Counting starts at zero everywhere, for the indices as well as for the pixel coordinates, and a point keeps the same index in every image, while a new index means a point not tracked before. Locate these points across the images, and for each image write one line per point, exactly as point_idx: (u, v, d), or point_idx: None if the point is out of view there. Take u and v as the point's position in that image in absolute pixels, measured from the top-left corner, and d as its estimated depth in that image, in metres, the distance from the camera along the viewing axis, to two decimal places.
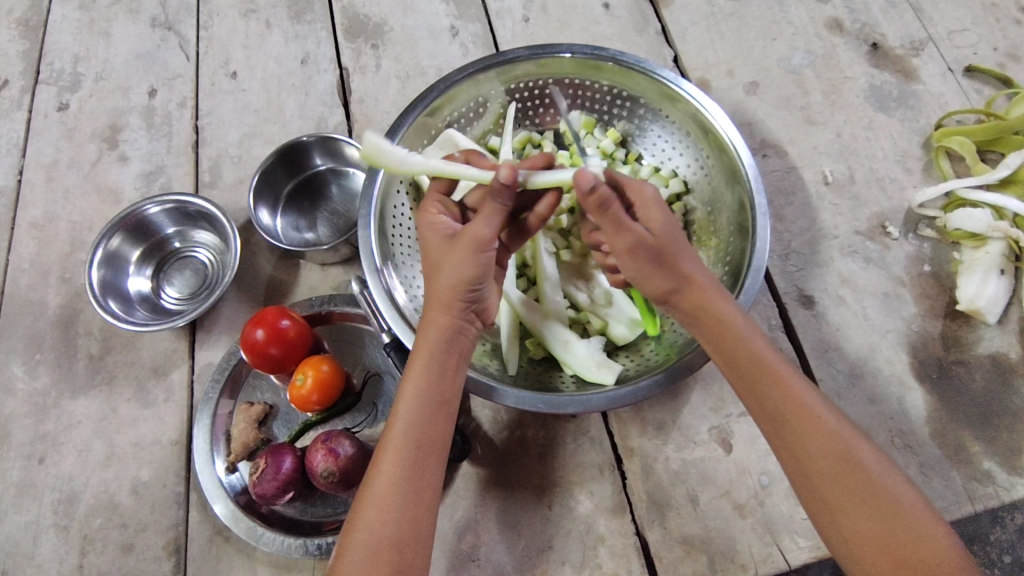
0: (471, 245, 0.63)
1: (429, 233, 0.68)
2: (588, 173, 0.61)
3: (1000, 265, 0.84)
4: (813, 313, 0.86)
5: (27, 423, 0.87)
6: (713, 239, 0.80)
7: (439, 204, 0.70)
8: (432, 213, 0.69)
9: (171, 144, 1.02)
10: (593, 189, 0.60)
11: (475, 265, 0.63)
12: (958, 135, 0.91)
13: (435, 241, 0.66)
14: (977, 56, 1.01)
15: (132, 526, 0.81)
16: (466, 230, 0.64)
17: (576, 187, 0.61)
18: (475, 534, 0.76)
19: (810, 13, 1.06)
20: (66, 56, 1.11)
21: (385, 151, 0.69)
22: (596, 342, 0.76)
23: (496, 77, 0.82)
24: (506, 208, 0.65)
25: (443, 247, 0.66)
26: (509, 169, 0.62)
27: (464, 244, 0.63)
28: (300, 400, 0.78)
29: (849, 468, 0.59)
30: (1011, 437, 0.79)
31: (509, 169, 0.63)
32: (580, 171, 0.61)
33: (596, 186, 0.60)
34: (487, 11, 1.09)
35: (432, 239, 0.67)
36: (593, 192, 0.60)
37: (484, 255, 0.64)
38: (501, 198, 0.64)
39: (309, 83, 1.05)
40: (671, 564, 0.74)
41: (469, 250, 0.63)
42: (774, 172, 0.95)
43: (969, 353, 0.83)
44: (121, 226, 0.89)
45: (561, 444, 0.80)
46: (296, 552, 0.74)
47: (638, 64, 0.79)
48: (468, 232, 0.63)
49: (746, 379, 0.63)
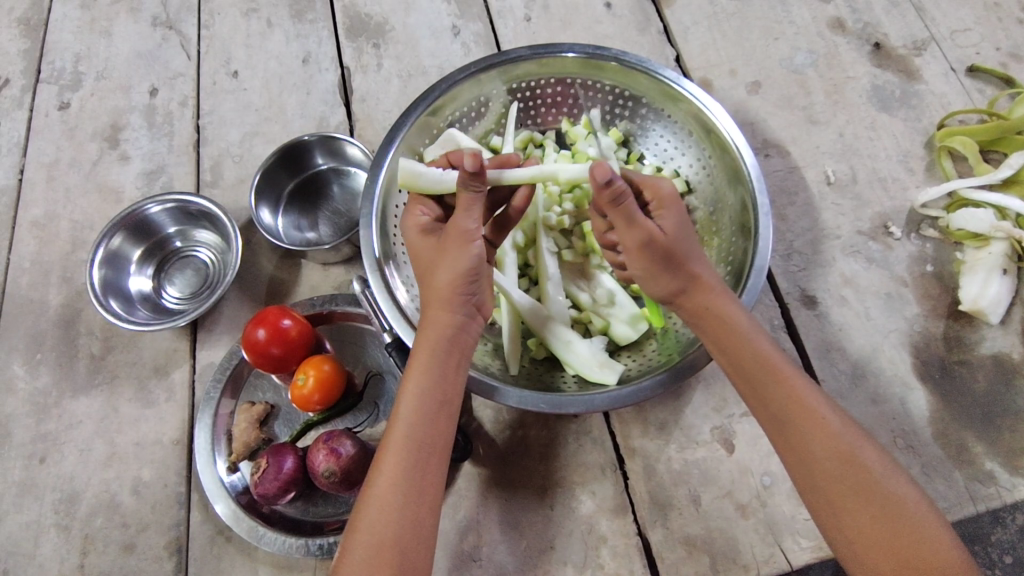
0: (459, 239, 0.65)
1: (417, 238, 0.69)
2: (606, 165, 0.60)
3: (1002, 265, 0.84)
4: (815, 312, 0.86)
5: (28, 422, 0.87)
6: (715, 238, 0.80)
7: (424, 204, 0.72)
8: (417, 214, 0.71)
9: (172, 143, 1.02)
10: (610, 183, 0.60)
11: (468, 258, 0.64)
12: (959, 135, 0.91)
13: (423, 244, 0.68)
14: (980, 56, 1.01)
15: (133, 526, 0.81)
16: (450, 227, 0.65)
17: (591, 180, 0.60)
18: (477, 535, 0.76)
19: (813, 12, 1.06)
20: (66, 55, 1.11)
21: (421, 176, 0.70)
22: (598, 342, 0.76)
23: (498, 76, 0.82)
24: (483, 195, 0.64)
25: (435, 249, 0.67)
26: (473, 156, 0.60)
27: (453, 240, 0.65)
28: (301, 399, 0.78)
29: (853, 468, 0.59)
30: (1013, 437, 0.78)
31: (474, 157, 0.61)
32: (599, 163, 0.60)
33: (614, 180, 0.59)
34: (489, 10, 1.09)
35: (419, 243, 0.69)
36: (609, 186, 0.60)
37: (473, 246, 0.65)
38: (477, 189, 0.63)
39: (311, 83, 1.05)
40: (672, 565, 0.74)
41: (459, 245, 0.64)
42: (776, 172, 0.95)
43: (971, 353, 0.83)
44: (122, 226, 0.89)
45: (563, 444, 0.80)
46: (298, 553, 0.74)
47: (640, 63, 0.79)
48: (452, 228, 0.65)
49: (749, 378, 0.63)
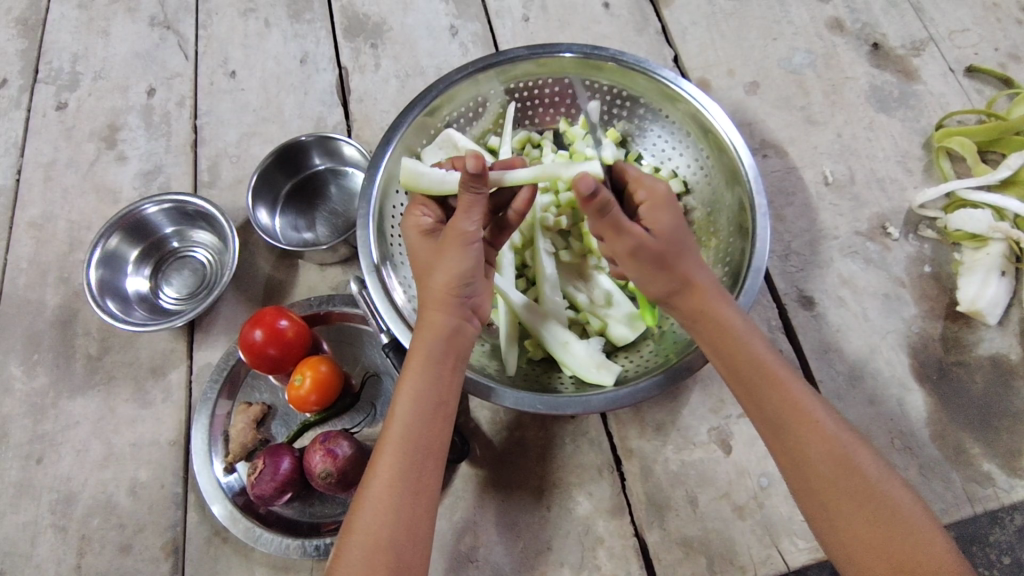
0: (456, 240, 0.64)
1: (418, 240, 0.69)
2: (589, 177, 0.57)
3: (1000, 266, 0.84)
4: (813, 313, 0.86)
5: (25, 423, 0.86)
6: (713, 239, 0.80)
7: (425, 206, 0.71)
8: (418, 215, 0.70)
9: (170, 143, 1.02)
10: (595, 194, 0.57)
11: (465, 260, 0.64)
12: (958, 135, 0.91)
13: (423, 246, 0.68)
14: (978, 56, 1.00)
15: (130, 526, 0.81)
16: (449, 228, 0.65)
17: (575, 193, 0.58)
18: (474, 536, 0.76)
19: (811, 13, 1.06)
20: (65, 55, 1.10)
21: (424, 175, 0.70)
22: (596, 342, 0.76)
23: (496, 76, 0.82)
24: (484, 196, 0.63)
25: (432, 250, 0.67)
26: (475, 159, 0.59)
27: (450, 241, 0.64)
28: (298, 400, 0.78)
29: (848, 472, 0.59)
30: (1011, 439, 0.78)
31: (477, 160, 0.60)
32: (583, 174, 0.57)
33: (597, 191, 0.57)
34: (487, 10, 1.08)
35: (419, 244, 0.69)
36: (594, 197, 0.58)
37: (471, 248, 0.65)
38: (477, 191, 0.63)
39: (309, 82, 1.05)
40: (670, 566, 0.74)
41: (455, 247, 0.64)
42: (774, 172, 0.94)
43: (969, 354, 0.82)
44: (119, 226, 0.89)
45: (560, 445, 0.80)
46: (295, 553, 0.74)
47: (638, 64, 0.79)
48: (450, 229, 0.64)
49: (744, 382, 0.63)
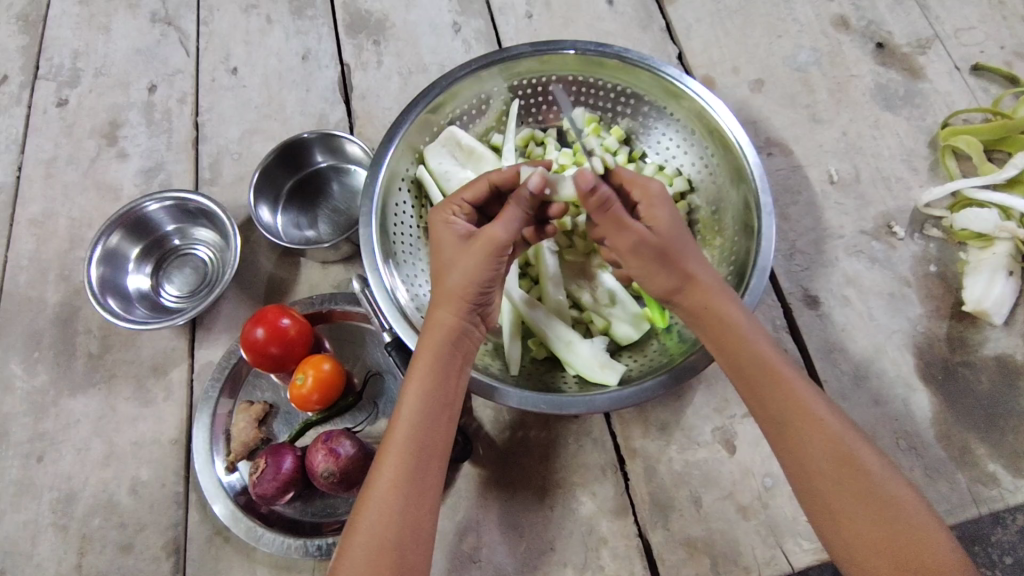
0: (487, 246, 0.63)
1: (445, 234, 0.67)
2: (588, 173, 0.60)
3: (1007, 266, 0.83)
4: (818, 313, 0.85)
5: (26, 421, 0.86)
6: (718, 238, 0.79)
7: (456, 208, 0.69)
8: (449, 215, 0.68)
9: (171, 140, 1.01)
10: (595, 189, 0.60)
11: (490, 266, 0.63)
12: (964, 134, 0.90)
13: (449, 243, 0.66)
14: (984, 54, 1.00)
15: (132, 525, 0.80)
16: (482, 232, 0.64)
17: (576, 187, 0.61)
18: (477, 536, 0.76)
19: (815, 10, 1.05)
20: (65, 52, 1.10)
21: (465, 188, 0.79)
22: (599, 341, 0.75)
23: (499, 73, 0.81)
24: (522, 214, 0.65)
25: (458, 247, 0.65)
26: (539, 176, 0.63)
27: (477, 245, 0.63)
28: (300, 399, 0.78)
29: (851, 472, 0.58)
30: (1016, 440, 0.78)
31: (539, 179, 0.64)
32: (583, 170, 0.60)
33: (597, 186, 0.60)
34: (490, 7, 1.08)
35: (445, 241, 0.66)
36: (593, 193, 0.61)
37: (497, 257, 0.63)
38: (523, 205, 0.64)
39: (310, 80, 1.04)
40: (673, 567, 0.74)
41: (484, 252, 0.63)
42: (779, 171, 0.94)
43: (975, 354, 0.82)
44: (120, 224, 0.88)
45: (564, 445, 0.79)
46: (296, 553, 0.73)
47: (642, 60, 0.78)
48: (481, 235, 0.64)
49: (747, 380, 0.63)
